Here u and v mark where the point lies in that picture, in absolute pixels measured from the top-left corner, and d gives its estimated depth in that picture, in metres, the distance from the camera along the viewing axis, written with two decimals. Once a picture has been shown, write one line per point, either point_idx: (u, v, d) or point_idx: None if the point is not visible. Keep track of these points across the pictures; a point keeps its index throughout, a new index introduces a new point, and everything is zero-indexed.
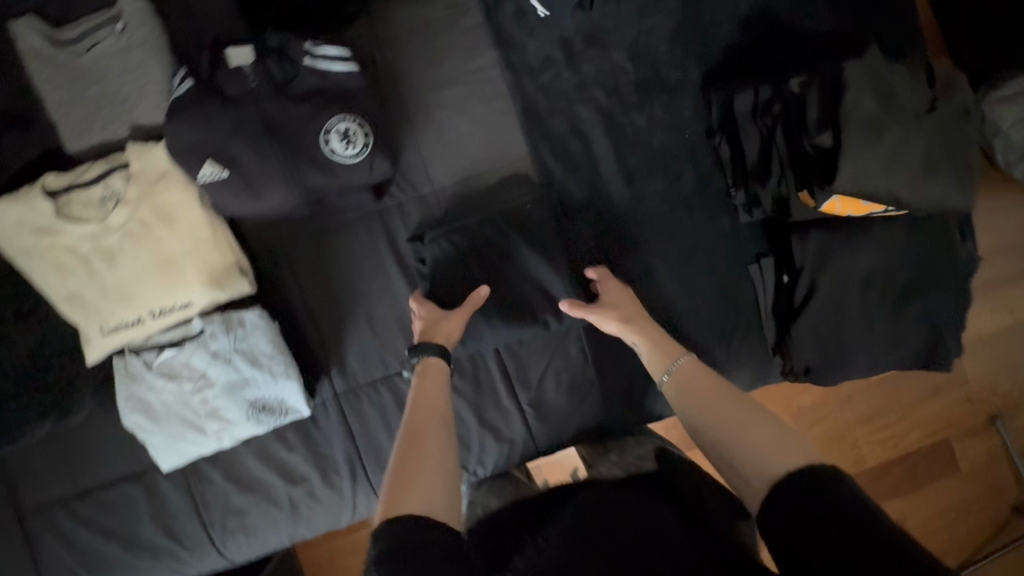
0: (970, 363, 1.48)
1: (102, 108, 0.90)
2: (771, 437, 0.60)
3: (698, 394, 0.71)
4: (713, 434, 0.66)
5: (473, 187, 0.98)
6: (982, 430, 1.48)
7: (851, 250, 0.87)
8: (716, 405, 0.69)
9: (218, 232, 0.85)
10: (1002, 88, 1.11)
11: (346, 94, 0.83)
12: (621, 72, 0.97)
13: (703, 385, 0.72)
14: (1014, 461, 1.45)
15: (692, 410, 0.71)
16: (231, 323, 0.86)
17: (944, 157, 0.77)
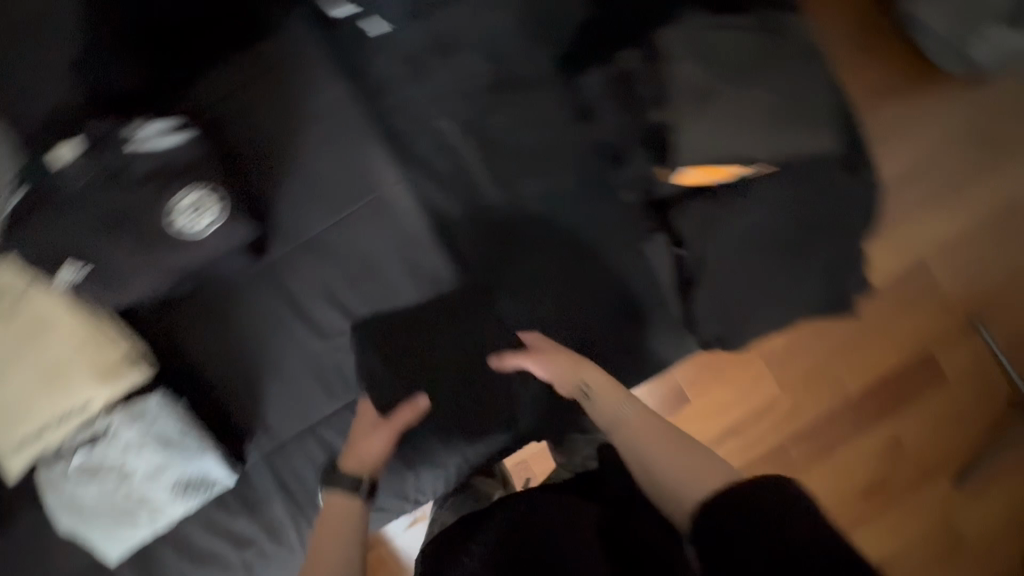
0: (941, 271, 1.42)
1: None
2: (695, 461, 0.62)
3: (648, 438, 0.68)
4: (666, 469, 0.64)
5: (353, 224, 0.96)
6: (964, 338, 1.42)
7: (737, 213, 0.84)
8: (659, 447, 0.66)
9: (99, 328, 0.85)
10: None
11: (184, 166, 0.81)
12: (473, 76, 0.93)
13: (649, 431, 0.69)
14: (1002, 364, 1.39)
15: (641, 453, 0.67)
16: (134, 414, 0.86)
17: (785, 109, 0.76)
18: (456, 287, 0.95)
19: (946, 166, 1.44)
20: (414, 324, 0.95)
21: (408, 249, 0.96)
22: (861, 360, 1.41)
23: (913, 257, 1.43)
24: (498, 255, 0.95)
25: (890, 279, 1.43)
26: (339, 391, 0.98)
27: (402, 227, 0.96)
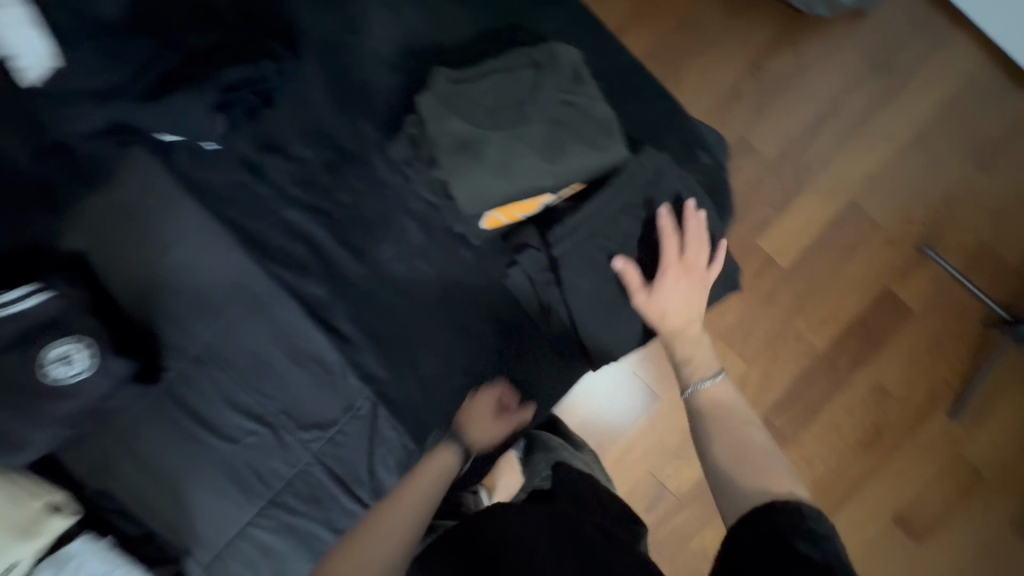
0: (871, 207, 1.44)
1: None
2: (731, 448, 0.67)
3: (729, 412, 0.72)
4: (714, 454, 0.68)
5: (234, 328, 1.00)
6: (916, 266, 1.43)
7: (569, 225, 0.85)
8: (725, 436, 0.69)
9: (15, 488, 0.91)
10: None
11: (49, 322, 0.87)
12: (308, 163, 0.97)
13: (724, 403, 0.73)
14: (961, 282, 1.39)
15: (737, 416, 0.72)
16: (61, 561, 0.90)
17: (564, 131, 0.77)
18: (342, 364, 0.97)
19: (844, 106, 1.47)
20: (312, 408, 0.99)
21: (292, 337, 0.99)
22: (811, 317, 1.41)
23: (842, 199, 1.45)
24: (372, 325, 0.96)
25: (824, 228, 1.44)
26: (258, 489, 1.00)
27: (279, 317, 0.99)
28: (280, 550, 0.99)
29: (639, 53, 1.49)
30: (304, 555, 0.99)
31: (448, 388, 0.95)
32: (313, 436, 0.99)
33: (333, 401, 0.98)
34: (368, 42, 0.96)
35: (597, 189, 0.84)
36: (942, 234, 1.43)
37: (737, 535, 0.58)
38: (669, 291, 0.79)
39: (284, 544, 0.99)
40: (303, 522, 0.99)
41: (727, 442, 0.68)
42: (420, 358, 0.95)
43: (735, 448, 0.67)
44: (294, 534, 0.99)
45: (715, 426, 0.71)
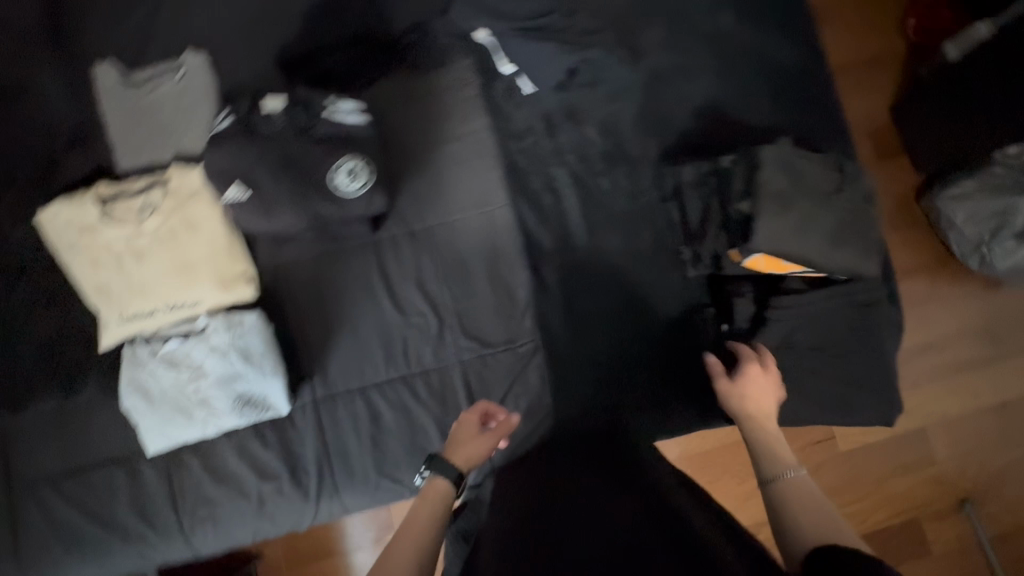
0: (940, 442, 1.53)
1: (150, 137, 1.07)
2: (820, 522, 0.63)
3: (813, 502, 0.66)
4: (798, 527, 0.63)
5: (458, 229, 1.13)
6: (954, 514, 1.50)
7: (797, 299, 0.97)
8: (812, 518, 0.64)
9: (234, 243, 0.99)
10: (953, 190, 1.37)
11: (355, 139, 0.99)
12: (591, 143, 1.14)
13: (809, 493, 0.67)
14: (985, 550, 1.47)
15: (817, 511, 0.65)
16: (231, 322, 0.98)
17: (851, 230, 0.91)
18: (527, 304, 1.09)
19: (969, 344, 1.55)
20: (483, 325, 1.09)
21: (499, 261, 1.12)
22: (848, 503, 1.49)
23: (920, 421, 1.53)
24: (569, 289, 1.10)
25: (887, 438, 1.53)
26: (399, 363, 1.08)
27: (498, 241, 1.12)
28: (387, 422, 1.06)
29: None
30: (402, 439, 1.05)
31: (601, 371, 1.06)
32: (469, 347, 1.08)
33: (503, 329, 1.09)
34: (687, 84, 1.14)
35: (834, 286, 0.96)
36: (991, 500, 1.50)
37: (806, 565, 0.55)
38: (750, 408, 0.82)
39: (392, 420, 1.06)
40: (419, 412, 1.06)
41: (806, 516, 0.64)
42: (593, 336, 1.07)
43: (818, 524, 0.62)
44: (405, 416, 1.06)
45: (792, 502, 0.66)
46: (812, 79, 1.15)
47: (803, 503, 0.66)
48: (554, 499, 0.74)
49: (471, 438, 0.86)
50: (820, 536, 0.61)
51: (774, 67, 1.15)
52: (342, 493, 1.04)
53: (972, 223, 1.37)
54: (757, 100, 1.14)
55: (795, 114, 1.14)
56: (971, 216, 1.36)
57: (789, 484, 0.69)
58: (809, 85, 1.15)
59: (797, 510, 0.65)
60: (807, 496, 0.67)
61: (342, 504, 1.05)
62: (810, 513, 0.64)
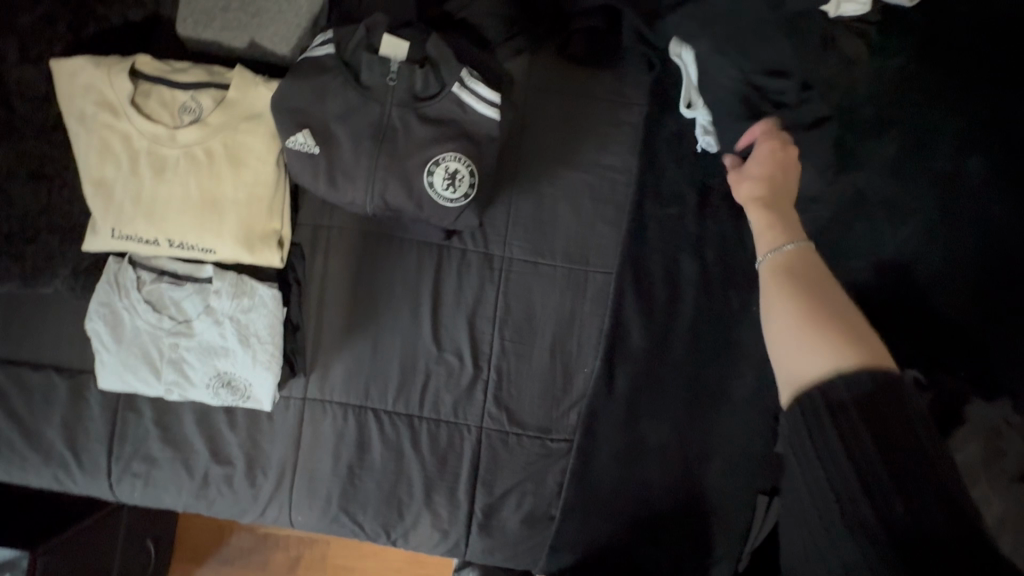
0: None
1: (229, 9, 0.81)
2: (807, 319, 0.53)
3: (797, 278, 0.58)
4: (778, 320, 0.55)
5: (540, 274, 0.91)
6: None
7: None
8: (795, 309, 0.54)
9: (279, 197, 0.77)
10: None
11: (473, 135, 0.75)
12: (740, 245, 0.90)
13: (804, 272, 0.59)
14: None
15: (805, 291, 0.56)
16: (241, 289, 0.79)
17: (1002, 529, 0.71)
18: (579, 396, 0.90)
19: None
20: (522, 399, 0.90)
21: (571, 333, 0.91)
22: None
23: None
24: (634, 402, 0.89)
25: None
26: (411, 400, 0.90)
27: (581, 310, 0.91)
28: (372, 458, 0.90)
29: None
30: (381, 483, 0.90)
31: (628, 510, 0.89)
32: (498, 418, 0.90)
33: (543, 417, 0.90)
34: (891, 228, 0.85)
35: None
36: None
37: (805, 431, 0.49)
38: (751, 211, 0.70)
39: (379, 457, 0.90)
40: (411, 461, 0.90)
41: (784, 349, 0.53)
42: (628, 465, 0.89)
43: (801, 318, 0.53)
44: (394, 459, 0.90)
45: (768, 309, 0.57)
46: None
47: (781, 297, 0.56)
48: None
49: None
50: (790, 336, 0.53)
51: None
52: (294, 509, 0.90)
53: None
54: None
55: None
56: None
57: (778, 270, 0.60)
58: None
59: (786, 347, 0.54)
60: (810, 299, 0.55)
61: (290, 518, 0.91)
62: (793, 314, 0.54)
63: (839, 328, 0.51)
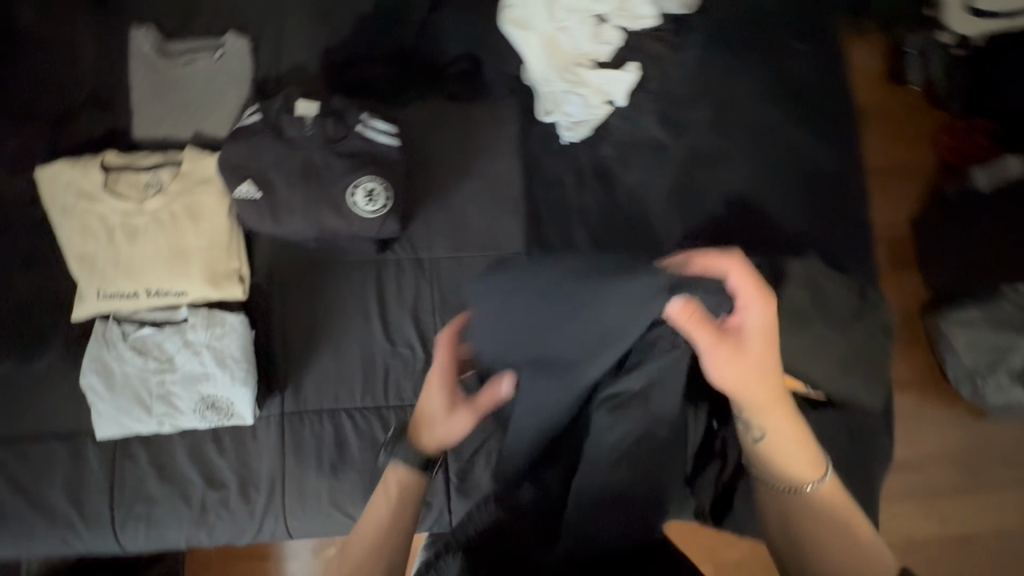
0: None
1: (175, 111, 1.04)
2: (805, 519, 0.61)
3: (792, 474, 0.61)
4: (776, 519, 0.63)
5: (465, 266, 1.09)
6: None
7: None
8: (814, 525, 0.60)
9: (234, 240, 0.95)
10: (963, 314, 1.34)
11: (381, 160, 0.96)
12: (617, 208, 1.11)
13: (801, 472, 0.61)
14: None
15: (797, 501, 0.61)
16: (212, 320, 0.93)
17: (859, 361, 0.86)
18: None
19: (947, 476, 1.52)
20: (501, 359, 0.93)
21: None
22: None
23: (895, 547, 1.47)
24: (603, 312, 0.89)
25: None
26: (376, 393, 1.04)
27: None
28: (351, 452, 1.01)
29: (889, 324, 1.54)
30: (363, 473, 1.01)
31: None
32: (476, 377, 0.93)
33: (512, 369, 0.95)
34: (720, 171, 1.12)
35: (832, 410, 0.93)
36: None
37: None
38: (728, 377, 0.60)
39: (358, 450, 1.01)
40: None
41: (816, 566, 0.59)
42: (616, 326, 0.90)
43: (812, 537, 0.60)
44: (372, 450, 1.01)
45: (778, 517, 0.62)
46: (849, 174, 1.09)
47: (798, 521, 0.61)
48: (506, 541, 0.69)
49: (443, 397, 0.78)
50: (810, 555, 0.60)
51: (811, 171, 1.13)
52: (289, 516, 0.99)
53: (971, 351, 1.35)
54: (791, 200, 1.10)
55: (827, 223, 1.10)
56: (971, 345, 1.34)
57: (765, 470, 0.62)
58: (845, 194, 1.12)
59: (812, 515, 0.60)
60: (823, 518, 0.60)
61: (287, 526, 1.00)
62: (799, 524, 0.61)
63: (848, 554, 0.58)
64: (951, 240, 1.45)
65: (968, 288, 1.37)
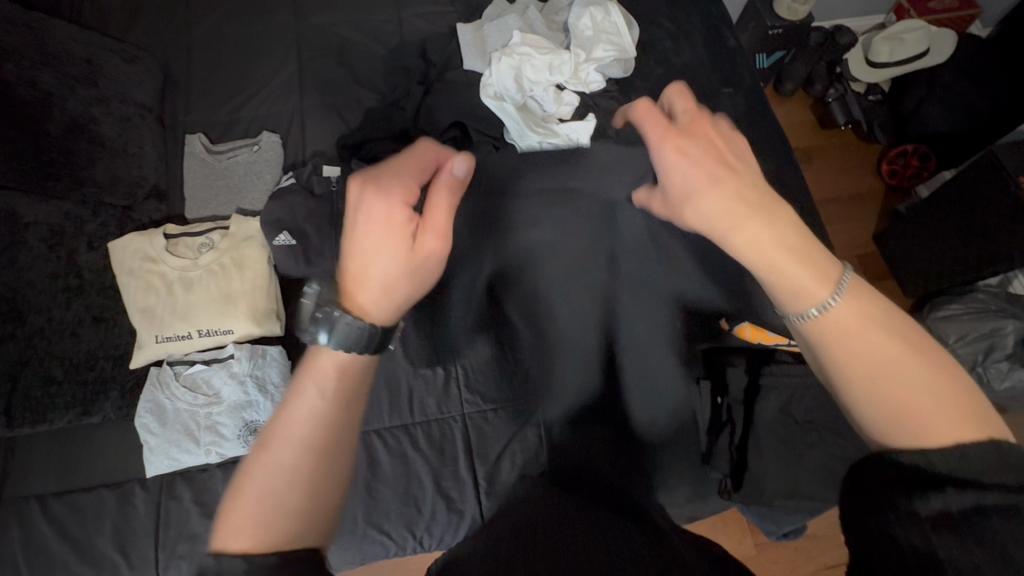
0: None
1: (221, 194, 1.27)
2: (857, 347, 0.52)
3: (846, 312, 0.53)
4: (825, 347, 0.54)
5: None
6: None
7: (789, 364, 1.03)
8: (864, 351, 0.52)
9: (272, 285, 1.12)
10: (943, 309, 1.51)
11: None
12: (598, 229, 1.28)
13: (856, 315, 0.53)
14: None
15: (835, 334, 0.53)
16: (255, 352, 1.05)
17: None
18: None
19: None
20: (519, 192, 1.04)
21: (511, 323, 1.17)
22: None
23: None
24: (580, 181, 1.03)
25: None
26: (403, 412, 1.10)
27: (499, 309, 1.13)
28: (383, 469, 1.06)
29: None
30: (396, 489, 1.05)
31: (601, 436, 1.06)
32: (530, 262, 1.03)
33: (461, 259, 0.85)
34: None
35: None
36: None
37: (857, 494, 0.50)
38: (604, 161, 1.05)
39: (389, 467, 1.06)
40: (416, 460, 1.07)
41: (877, 397, 0.51)
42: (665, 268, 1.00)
43: (852, 362, 0.52)
44: (402, 466, 1.07)
45: (826, 347, 0.54)
46: (787, 178, 1.29)
47: (844, 349, 0.53)
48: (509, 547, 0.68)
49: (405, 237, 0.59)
50: (878, 393, 0.51)
51: None
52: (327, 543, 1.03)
53: (966, 342, 1.46)
54: None
55: None
56: (963, 336, 1.46)
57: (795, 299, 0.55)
58: (795, 190, 1.28)
59: (860, 346, 0.52)
60: (883, 344, 0.51)
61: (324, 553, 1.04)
62: (842, 356, 0.53)
63: (921, 380, 0.50)
64: (907, 255, 1.64)
65: (942, 287, 1.55)
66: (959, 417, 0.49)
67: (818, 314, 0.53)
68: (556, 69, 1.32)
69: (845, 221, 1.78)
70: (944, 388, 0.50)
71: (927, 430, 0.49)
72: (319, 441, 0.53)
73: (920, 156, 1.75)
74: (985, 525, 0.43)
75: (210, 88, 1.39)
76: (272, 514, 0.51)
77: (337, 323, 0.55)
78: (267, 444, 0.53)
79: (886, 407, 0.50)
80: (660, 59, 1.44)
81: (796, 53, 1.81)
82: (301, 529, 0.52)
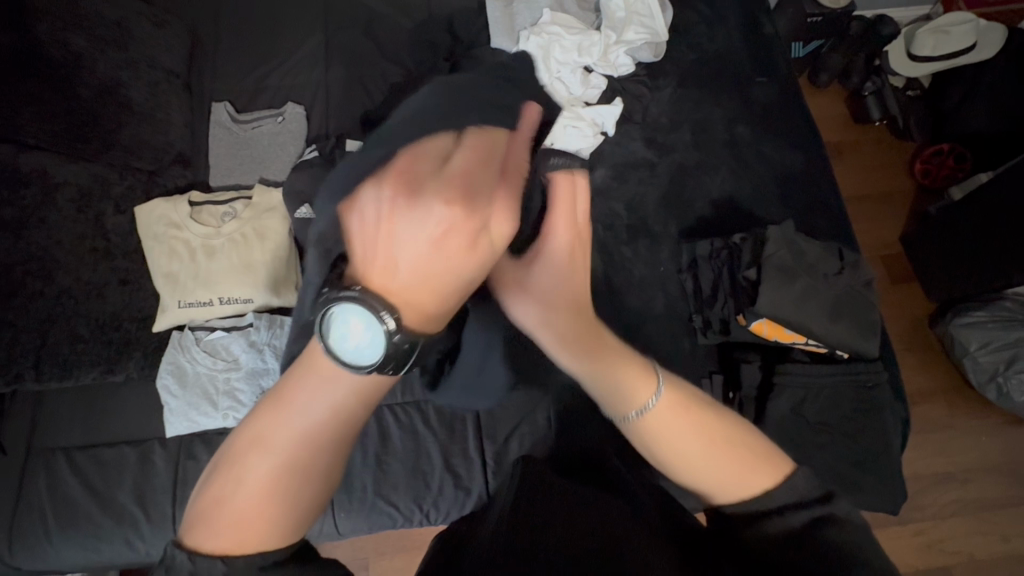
0: None
1: (246, 164, 1.28)
2: (679, 439, 0.64)
3: (670, 415, 0.64)
4: (648, 442, 0.65)
5: None
6: None
7: (806, 364, 1.00)
8: (683, 436, 0.64)
9: (293, 257, 1.14)
10: (966, 317, 1.50)
11: None
12: (618, 214, 1.22)
13: (675, 408, 0.64)
14: None
15: (658, 440, 0.64)
16: (273, 322, 1.08)
17: (847, 309, 1.01)
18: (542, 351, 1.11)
19: (991, 482, 1.49)
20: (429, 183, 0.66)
21: None
22: None
23: (947, 557, 1.42)
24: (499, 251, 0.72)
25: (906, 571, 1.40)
26: (415, 388, 1.11)
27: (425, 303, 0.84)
28: (393, 443, 1.09)
29: (893, 335, 1.62)
30: (405, 462, 1.08)
31: (609, 421, 1.07)
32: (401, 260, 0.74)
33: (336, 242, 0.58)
34: (708, 178, 1.26)
35: (849, 364, 1.00)
36: None
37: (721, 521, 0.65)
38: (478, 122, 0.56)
39: (400, 440, 1.09)
40: (426, 436, 1.09)
41: (696, 470, 0.64)
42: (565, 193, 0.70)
43: (679, 450, 0.64)
44: (412, 440, 1.09)
45: (653, 441, 0.65)
46: (814, 175, 1.26)
47: (665, 444, 0.64)
48: (518, 519, 0.67)
49: (457, 248, 0.45)
50: (695, 467, 0.64)
51: (785, 175, 1.26)
52: (337, 509, 1.06)
53: (987, 351, 1.46)
54: (773, 197, 1.23)
55: (803, 218, 1.22)
56: (985, 345, 1.46)
57: (625, 412, 0.64)
58: (822, 185, 1.25)
59: (668, 434, 0.64)
60: (686, 422, 0.64)
61: (334, 519, 1.06)
62: (670, 445, 0.64)
63: (726, 448, 0.64)
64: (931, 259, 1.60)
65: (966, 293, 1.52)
66: (739, 466, 0.63)
67: (636, 416, 0.64)
68: (585, 51, 1.30)
69: (876, 220, 1.74)
70: (725, 447, 0.64)
71: (736, 479, 0.63)
72: (300, 459, 0.51)
73: (956, 156, 1.68)
74: (818, 534, 0.59)
75: (236, 56, 1.39)
76: (227, 531, 0.49)
77: (342, 316, 0.48)
78: (267, 437, 0.51)
79: (711, 479, 0.64)
80: (695, 44, 1.39)
81: (835, 41, 1.75)
82: (283, 529, 0.51)
